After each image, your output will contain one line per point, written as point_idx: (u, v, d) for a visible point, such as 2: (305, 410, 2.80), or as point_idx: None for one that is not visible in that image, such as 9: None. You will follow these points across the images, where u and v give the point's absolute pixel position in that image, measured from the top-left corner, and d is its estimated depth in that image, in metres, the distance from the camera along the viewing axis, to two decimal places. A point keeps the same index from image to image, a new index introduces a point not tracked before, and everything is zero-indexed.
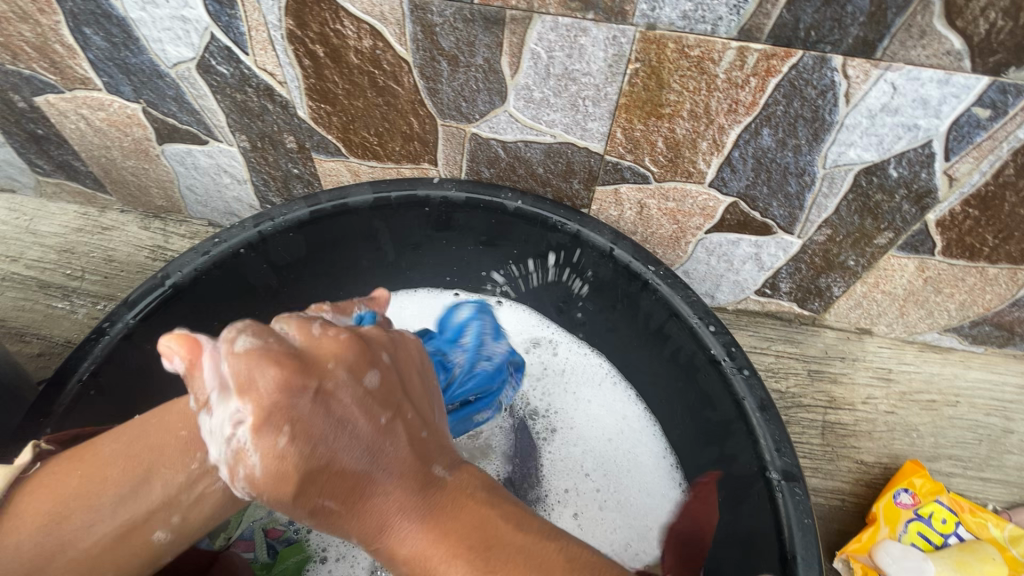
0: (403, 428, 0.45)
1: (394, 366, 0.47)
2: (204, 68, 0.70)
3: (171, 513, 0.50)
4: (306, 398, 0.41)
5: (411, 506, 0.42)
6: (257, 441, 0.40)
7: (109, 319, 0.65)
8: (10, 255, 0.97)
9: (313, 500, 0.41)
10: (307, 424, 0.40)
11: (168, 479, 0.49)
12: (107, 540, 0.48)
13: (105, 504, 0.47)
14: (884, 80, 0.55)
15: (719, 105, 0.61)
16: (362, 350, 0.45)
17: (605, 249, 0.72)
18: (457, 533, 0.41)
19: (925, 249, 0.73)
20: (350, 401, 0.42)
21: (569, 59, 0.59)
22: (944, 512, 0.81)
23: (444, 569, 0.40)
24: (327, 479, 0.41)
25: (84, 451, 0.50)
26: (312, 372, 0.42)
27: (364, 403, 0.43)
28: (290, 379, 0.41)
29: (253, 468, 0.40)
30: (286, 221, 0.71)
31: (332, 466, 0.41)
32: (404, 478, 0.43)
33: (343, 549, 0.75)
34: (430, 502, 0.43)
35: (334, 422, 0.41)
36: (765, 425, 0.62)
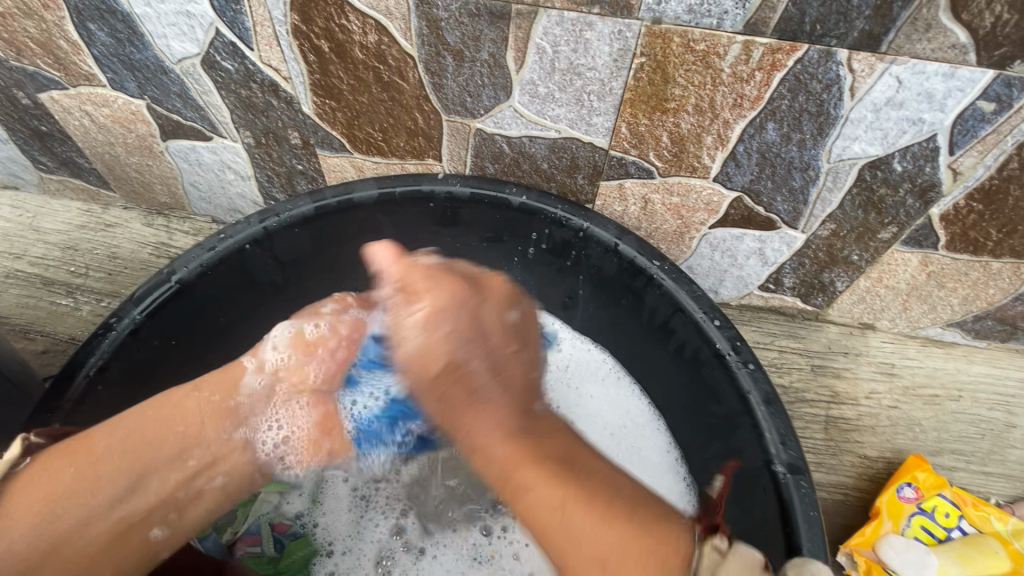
0: (487, 401, 0.55)
1: (523, 323, 0.63)
2: (209, 63, 0.70)
3: (168, 510, 0.58)
4: (475, 343, 0.58)
5: (509, 428, 0.53)
6: (420, 337, 0.58)
7: (116, 314, 0.65)
8: (14, 252, 0.97)
9: (442, 387, 0.56)
10: (455, 356, 0.57)
11: (167, 478, 0.58)
12: (104, 534, 0.55)
13: (102, 497, 0.54)
14: (889, 74, 0.55)
15: (724, 99, 0.61)
16: (507, 298, 0.63)
17: (610, 244, 0.72)
18: (557, 469, 0.50)
19: (928, 243, 0.73)
20: (502, 359, 0.58)
21: (574, 54, 0.59)
22: (947, 506, 0.81)
23: (530, 477, 0.50)
24: (450, 385, 0.56)
25: (80, 445, 0.56)
26: (493, 338, 0.59)
27: (503, 348, 0.59)
28: (452, 333, 0.58)
29: (412, 348, 0.59)
30: (291, 217, 0.72)
31: (457, 370, 0.56)
32: (510, 410, 0.54)
33: (350, 543, 0.76)
34: (526, 436, 0.53)
35: (475, 365, 0.57)
36: (770, 419, 0.62)
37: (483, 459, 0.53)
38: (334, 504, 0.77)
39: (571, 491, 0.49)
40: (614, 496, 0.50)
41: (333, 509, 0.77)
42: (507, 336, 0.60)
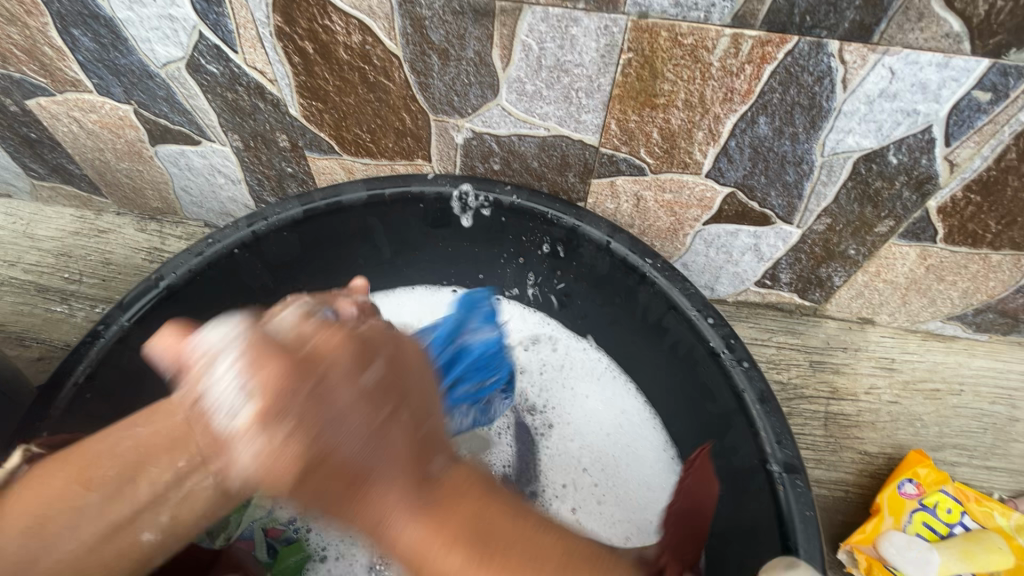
0: (406, 418, 0.48)
1: (394, 366, 0.50)
2: (194, 67, 0.69)
3: (156, 514, 0.48)
4: (306, 391, 0.44)
5: (410, 503, 0.46)
6: (256, 447, 0.42)
7: (104, 322, 0.65)
8: (8, 259, 0.97)
9: (319, 485, 0.44)
10: (323, 437, 0.44)
11: (156, 477, 0.47)
12: (86, 544, 0.46)
13: (91, 506, 0.46)
14: (882, 65, 0.54)
15: (714, 94, 0.60)
16: (358, 352, 0.48)
17: (602, 242, 0.71)
18: (454, 539, 0.45)
19: (926, 236, 0.72)
20: (350, 396, 0.45)
21: (561, 51, 0.58)
22: (949, 501, 0.80)
23: (446, 562, 0.44)
24: (328, 475, 0.44)
25: (67, 456, 0.49)
26: (303, 376, 0.44)
27: (366, 397, 0.46)
28: (371, 379, 0.47)
29: (256, 447, 0.42)
30: (280, 220, 0.71)
31: (336, 465, 0.44)
32: (404, 467, 0.46)
33: (342, 547, 0.75)
34: (425, 507, 0.46)
35: (385, 489, 0.46)
36: (765, 417, 0.61)
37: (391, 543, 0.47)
38: None
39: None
40: (528, 564, 0.44)
41: None
42: (364, 352, 0.48)
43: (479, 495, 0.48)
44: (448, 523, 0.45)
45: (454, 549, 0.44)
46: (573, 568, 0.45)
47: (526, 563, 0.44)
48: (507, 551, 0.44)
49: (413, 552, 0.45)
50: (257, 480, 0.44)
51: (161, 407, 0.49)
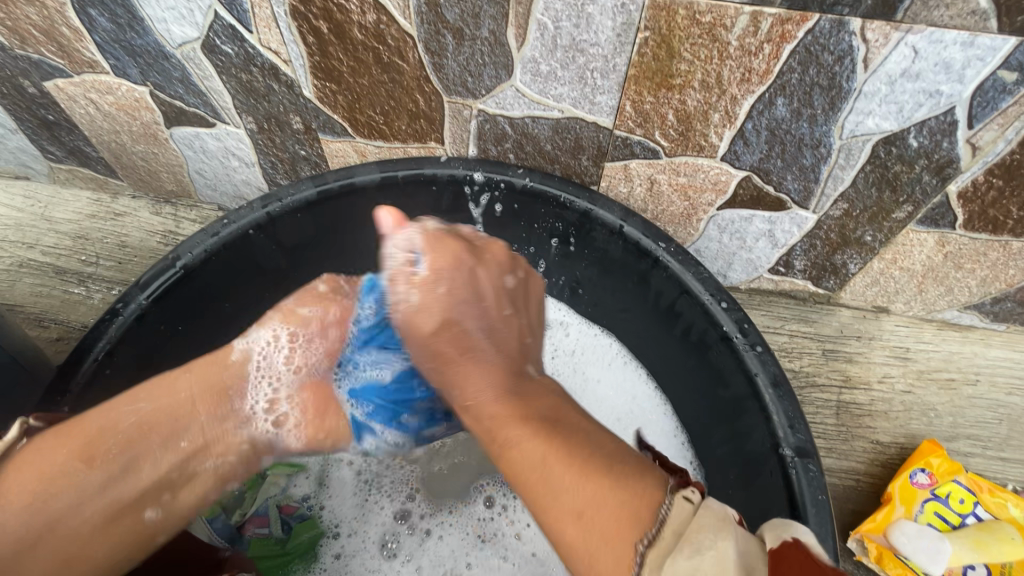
0: (461, 334, 0.56)
1: (523, 282, 0.63)
2: (209, 48, 0.69)
3: (162, 490, 0.56)
4: (464, 270, 0.59)
5: (502, 388, 0.52)
6: (422, 291, 0.58)
7: (122, 300, 0.65)
8: (27, 241, 0.99)
9: (439, 342, 0.56)
10: (451, 313, 0.57)
11: (158, 460, 0.55)
12: (97, 515, 0.52)
13: (94, 480, 0.52)
14: (905, 44, 0.53)
15: (731, 74, 0.59)
16: (506, 263, 0.63)
17: (615, 226, 0.71)
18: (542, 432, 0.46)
19: (945, 222, 0.71)
20: (474, 313, 0.57)
21: (577, 30, 0.58)
22: (961, 492, 0.79)
23: (516, 434, 0.47)
24: (452, 336, 0.56)
25: (75, 426, 0.54)
26: (465, 257, 0.60)
27: (498, 295, 0.60)
28: (452, 292, 0.58)
29: (415, 309, 0.58)
30: (294, 201, 0.71)
31: (455, 328, 0.57)
32: (497, 393, 0.51)
33: (355, 525, 0.77)
34: (516, 393, 0.51)
35: (461, 309, 0.57)
36: (777, 402, 0.61)
37: (474, 412, 0.52)
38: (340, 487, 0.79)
39: (546, 452, 0.44)
40: (589, 438, 0.46)
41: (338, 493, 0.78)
42: (459, 261, 0.59)
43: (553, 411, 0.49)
44: (517, 422, 0.48)
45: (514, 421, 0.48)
46: (617, 468, 0.43)
47: (552, 483, 0.43)
48: (562, 434, 0.46)
49: (490, 426, 0.50)
50: (408, 320, 0.59)
51: (163, 384, 0.58)
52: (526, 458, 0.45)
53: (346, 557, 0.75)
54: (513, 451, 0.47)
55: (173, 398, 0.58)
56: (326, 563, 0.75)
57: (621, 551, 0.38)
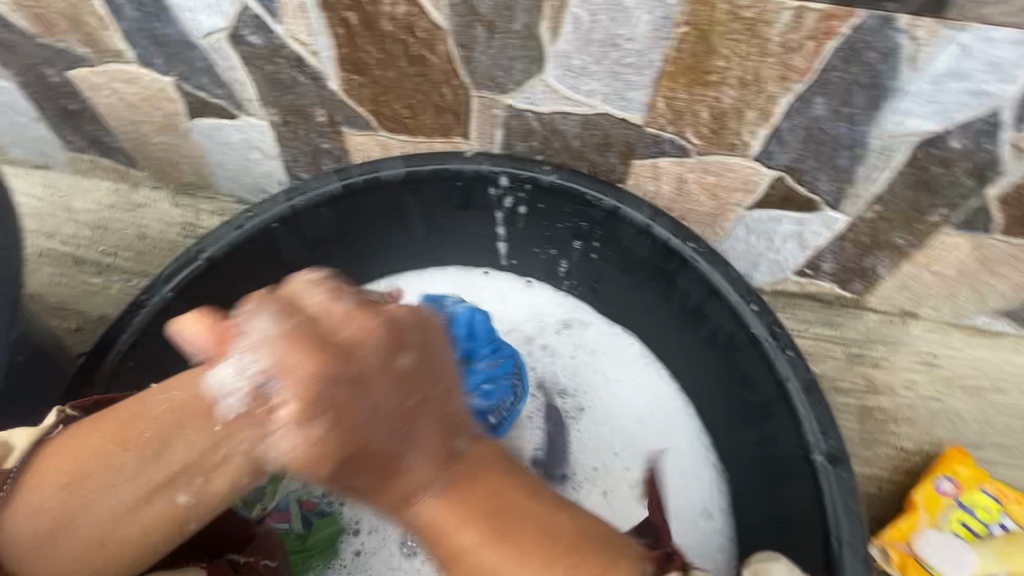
0: (430, 409, 0.47)
1: (423, 353, 0.47)
2: (235, 38, 0.69)
3: (193, 475, 0.51)
4: (343, 390, 0.43)
5: (438, 457, 0.48)
6: (315, 421, 0.42)
7: (147, 292, 0.65)
8: (46, 231, 0.99)
9: (349, 466, 0.45)
10: (365, 437, 0.44)
11: (194, 440, 0.50)
12: (131, 498, 0.49)
13: (124, 462, 0.49)
14: (954, 42, 0.51)
15: (770, 71, 0.58)
16: (393, 330, 0.46)
17: (643, 225, 0.70)
18: (461, 507, 0.47)
19: (982, 226, 0.69)
20: (388, 389, 0.44)
21: (612, 24, 0.56)
22: (988, 501, 0.77)
23: (465, 537, 0.47)
24: (364, 460, 0.45)
25: (109, 412, 0.52)
26: (330, 351, 0.43)
27: (395, 386, 0.45)
28: (420, 361, 0.47)
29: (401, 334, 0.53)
30: (318, 195, 0.71)
31: (366, 446, 0.45)
32: (429, 454, 0.48)
33: (375, 522, 0.76)
34: (456, 474, 0.49)
35: (333, 420, 0.43)
36: (809, 407, 0.60)
37: (411, 513, 0.48)
38: None
39: (487, 540, 0.46)
40: (550, 544, 0.46)
41: None
42: (410, 339, 0.47)
43: (474, 472, 0.50)
44: (484, 525, 0.47)
45: (477, 519, 0.47)
46: (563, 547, 0.46)
47: (500, 569, 0.45)
48: (522, 529, 0.47)
49: (440, 528, 0.47)
50: (292, 465, 0.44)
51: (194, 362, 0.54)
52: (475, 562, 0.46)
53: (366, 552, 0.75)
54: (465, 561, 0.47)
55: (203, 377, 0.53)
56: (345, 559, 0.75)
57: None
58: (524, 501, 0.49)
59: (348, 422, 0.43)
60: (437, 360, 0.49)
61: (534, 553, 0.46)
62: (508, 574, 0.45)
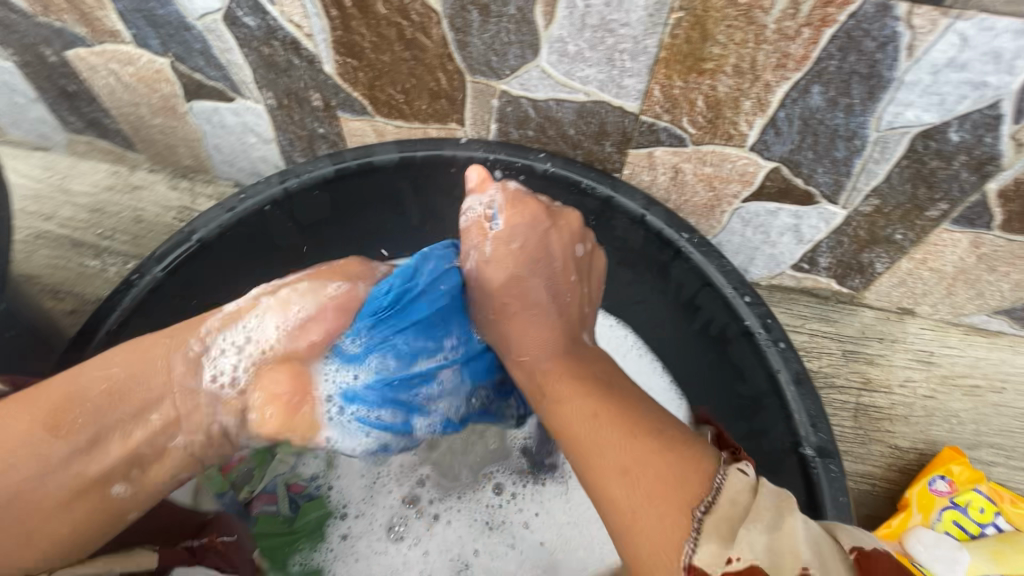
0: (553, 314, 0.61)
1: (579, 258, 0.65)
2: (230, 19, 0.68)
3: (132, 467, 0.54)
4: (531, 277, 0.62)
5: (560, 350, 0.60)
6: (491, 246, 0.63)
7: (137, 271, 0.65)
8: (44, 212, 0.99)
9: (504, 298, 0.62)
10: (523, 271, 0.62)
11: (128, 434, 0.53)
12: (68, 490, 0.51)
13: (61, 452, 0.50)
14: (953, 31, 0.50)
15: (766, 60, 0.57)
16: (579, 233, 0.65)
17: (637, 214, 0.69)
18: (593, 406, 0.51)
19: (981, 223, 0.68)
20: (549, 290, 0.62)
21: (607, 8, 0.56)
22: (982, 501, 0.76)
23: (564, 394, 0.55)
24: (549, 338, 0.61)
25: (42, 393, 0.51)
26: (511, 293, 0.62)
27: (565, 283, 0.63)
28: (524, 250, 0.62)
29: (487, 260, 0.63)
30: (311, 179, 0.70)
31: (520, 285, 0.62)
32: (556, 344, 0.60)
33: (364, 507, 0.77)
34: (575, 356, 0.59)
35: (521, 297, 0.62)
36: (799, 400, 0.59)
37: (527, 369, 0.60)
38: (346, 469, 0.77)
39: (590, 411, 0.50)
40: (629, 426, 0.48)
41: (347, 473, 0.77)
42: (533, 257, 0.62)
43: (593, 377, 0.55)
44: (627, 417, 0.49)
45: (604, 437, 0.48)
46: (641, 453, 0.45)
47: (601, 446, 0.47)
48: (612, 390, 0.53)
49: (549, 387, 0.56)
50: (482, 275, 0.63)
51: (139, 349, 0.55)
52: (621, 464, 0.45)
53: (353, 537, 0.76)
54: (588, 463, 0.48)
55: (147, 367, 0.54)
56: (332, 542, 0.75)
57: (675, 516, 0.40)
58: (640, 437, 0.46)
59: (523, 327, 0.61)
60: (590, 274, 0.66)
61: (621, 424, 0.48)
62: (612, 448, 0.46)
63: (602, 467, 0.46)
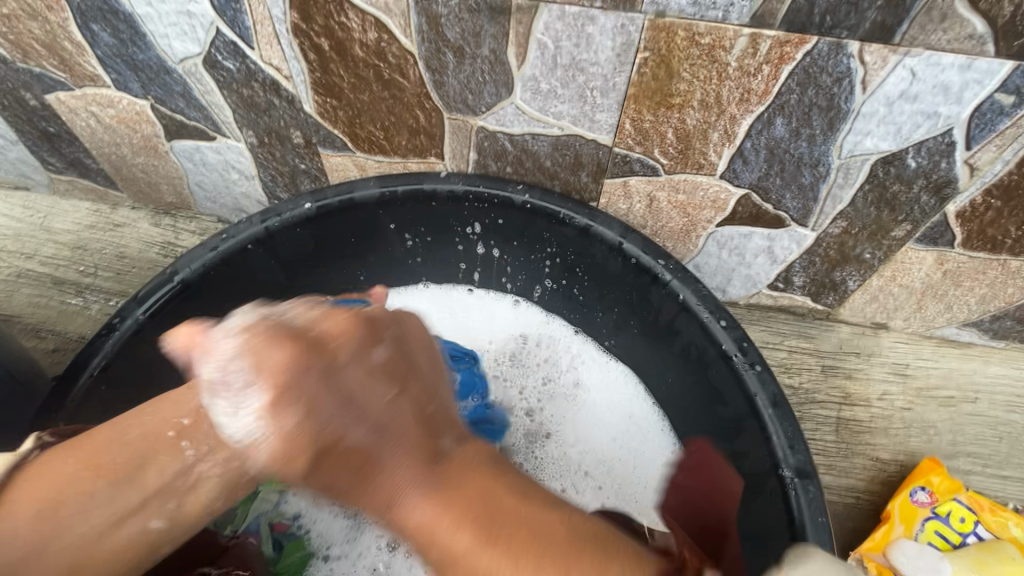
0: (408, 404, 0.47)
1: (400, 349, 0.50)
2: (210, 63, 0.70)
3: (166, 501, 0.51)
4: (313, 376, 0.44)
5: (420, 481, 0.45)
6: (288, 410, 0.42)
7: (120, 314, 0.66)
8: (24, 252, 0.98)
9: (326, 471, 0.44)
10: (321, 410, 0.43)
11: (164, 466, 0.51)
12: (101, 527, 0.49)
13: (100, 491, 0.49)
14: (903, 66, 0.53)
15: (730, 94, 0.59)
16: (367, 332, 0.48)
17: (614, 242, 0.71)
18: (466, 516, 0.43)
19: (944, 241, 0.71)
20: (361, 372, 0.46)
21: (577, 49, 0.58)
22: (962, 510, 0.78)
23: (411, 493, 0.44)
24: (336, 461, 0.44)
25: (83, 440, 0.52)
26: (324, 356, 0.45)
27: (371, 376, 0.46)
28: (306, 366, 0.44)
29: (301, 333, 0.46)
30: (293, 216, 0.72)
31: (335, 444, 0.44)
32: (409, 452, 0.46)
33: (345, 547, 0.77)
34: (437, 479, 0.45)
35: (394, 462, 0.45)
36: (777, 422, 0.61)
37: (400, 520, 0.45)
38: (324, 511, 0.78)
39: (511, 572, 0.41)
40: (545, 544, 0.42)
41: (326, 517, 0.78)
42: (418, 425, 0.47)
43: (480, 484, 0.45)
44: (466, 527, 0.43)
45: (466, 523, 0.43)
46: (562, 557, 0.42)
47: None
48: (496, 508, 0.44)
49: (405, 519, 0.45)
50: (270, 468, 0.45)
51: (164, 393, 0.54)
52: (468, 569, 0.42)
53: None
54: (458, 564, 0.43)
55: (173, 412, 0.52)
56: None
57: None
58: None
59: (319, 413, 0.43)
60: (408, 373, 0.49)
61: (509, 553, 0.42)
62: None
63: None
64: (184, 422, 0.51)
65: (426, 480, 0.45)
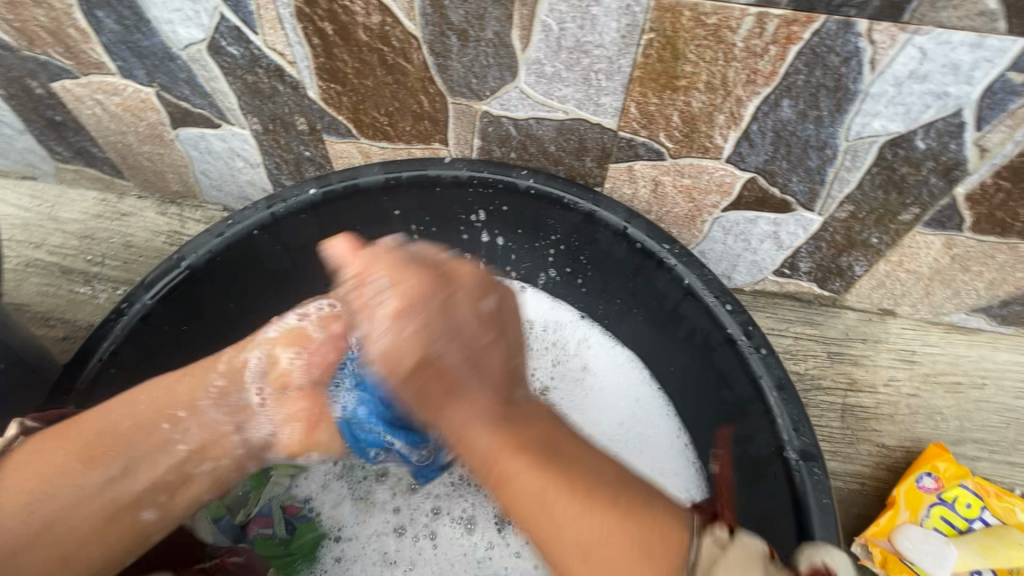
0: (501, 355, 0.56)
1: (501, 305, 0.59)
2: (215, 49, 0.70)
3: (158, 493, 0.58)
4: (435, 301, 0.53)
5: (492, 420, 0.51)
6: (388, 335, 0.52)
7: (128, 300, 0.66)
8: (33, 241, 0.99)
9: (418, 381, 0.52)
10: (429, 348, 0.52)
11: (157, 458, 0.57)
12: (97, 517, 0.54)
13: (94, 481, 0.54)
14: (912, 45, 0.52)
15: (737, 76, 0.59)
16: (482, 284, 0.57)
17: (619, 227, 0.70)
18: (554, 473, 0.47)
19: (953, 225, 0.70)
20: (469, 309, 0.55)
21: (581, 31, 0.58)
22: (969, 496, 0.77)
23: (513, 466, 0.48)
24: (431, 376, 0.52)
25: (74, 429, 0.56)
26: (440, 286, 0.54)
27: (478, 319, 0.55)
28: (427, 322, 0.53)
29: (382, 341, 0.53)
30: (298, 202, 0.72)
31: (433, 363, 0.52)
32: (487, 387, 0.53)
33: (356, 529, 0.78)
34: (508, 419, 0.51)
35: (477, 403, 0.51)
36: (782, 405, 0.61)
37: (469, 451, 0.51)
38: (333, 494, 0.79)
39: (567, 492, 0.46)
40: (602, 482, 0.47)
41: (335, 501, 0.79)
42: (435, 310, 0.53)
43: (552, 432, 0.51)
44: (553, 490, 0.46)
45: (541, 470, 0.47)
46: (619, 494, 0.47)
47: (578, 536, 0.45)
48: (558, 445, 0.50)
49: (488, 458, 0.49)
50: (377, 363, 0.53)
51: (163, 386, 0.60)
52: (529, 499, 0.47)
53: (347, 560, 0.76)
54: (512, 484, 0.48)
55: (171, 400, 0.59)
56: (327, 565, 0.76)
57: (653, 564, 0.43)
58: (582, 493, 0.46)
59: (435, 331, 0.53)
60: (503, 325, 0.59)
61: (575, 486, 0.47)
62: (590, 515, 0.45)
63: (562, 507, 0.46)
64: (178, 413, 0.59)
65: (521, 441, 0.49)
